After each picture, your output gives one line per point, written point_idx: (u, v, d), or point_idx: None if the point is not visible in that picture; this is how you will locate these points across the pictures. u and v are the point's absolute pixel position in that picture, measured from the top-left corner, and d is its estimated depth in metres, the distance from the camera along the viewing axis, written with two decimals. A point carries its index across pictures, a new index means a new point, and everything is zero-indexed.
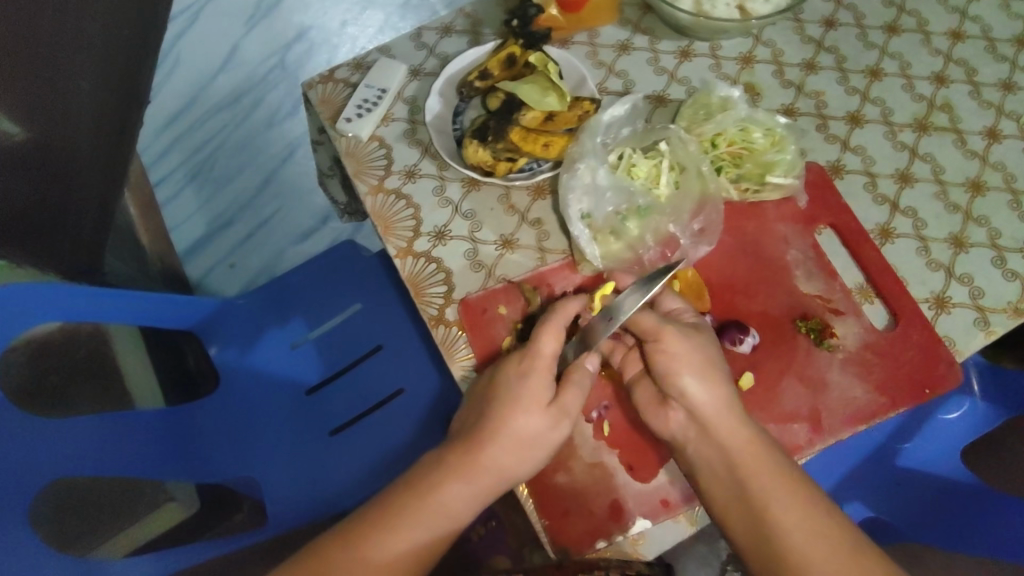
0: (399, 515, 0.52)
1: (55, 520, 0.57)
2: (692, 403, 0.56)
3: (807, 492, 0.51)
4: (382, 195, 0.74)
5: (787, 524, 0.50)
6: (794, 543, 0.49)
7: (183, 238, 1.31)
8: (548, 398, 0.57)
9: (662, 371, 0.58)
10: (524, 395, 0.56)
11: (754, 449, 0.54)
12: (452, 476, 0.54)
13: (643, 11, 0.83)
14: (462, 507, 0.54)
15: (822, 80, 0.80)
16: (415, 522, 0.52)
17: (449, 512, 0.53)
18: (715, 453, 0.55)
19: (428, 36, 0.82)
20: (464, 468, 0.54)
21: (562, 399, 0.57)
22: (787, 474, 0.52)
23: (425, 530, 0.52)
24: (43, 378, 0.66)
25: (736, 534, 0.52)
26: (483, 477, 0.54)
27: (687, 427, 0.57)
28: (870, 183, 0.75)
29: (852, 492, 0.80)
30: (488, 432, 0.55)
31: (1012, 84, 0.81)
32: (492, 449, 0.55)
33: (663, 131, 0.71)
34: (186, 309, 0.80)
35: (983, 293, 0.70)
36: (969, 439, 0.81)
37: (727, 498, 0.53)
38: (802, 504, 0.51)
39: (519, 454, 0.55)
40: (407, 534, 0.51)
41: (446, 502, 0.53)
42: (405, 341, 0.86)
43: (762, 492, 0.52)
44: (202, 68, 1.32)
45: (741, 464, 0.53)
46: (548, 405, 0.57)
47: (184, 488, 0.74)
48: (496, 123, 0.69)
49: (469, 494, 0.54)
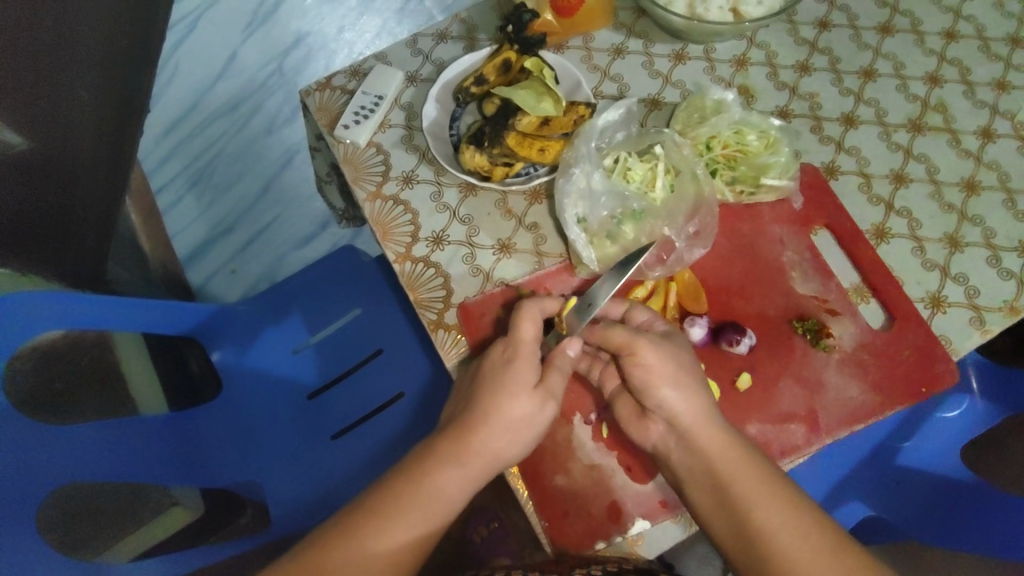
0: (398, 504, 0.52)
1: (61, 526, 0.56)
2: (671, 413, 0.57)
3: (786, 492, 0.52)
4: (380, 201, 0.74)
5: (768, 527, 0.50)
6: (776, 546, 0.50)
7: (184, 244, 1.29)
8: (535, 381, 0.58)
9: (640, 385, 0.58)
10: (515, 378, 0.57)
11: (737, 451, 0.54)
12: (447, 463, 0.54)
13: (637, 15, 0.83)
14: (457, 493, 0.54)
15: (816, 81, 0.81)
16: (414, 511, 0.52)
17: (444, 498, 0.53)
18: (695, 460, 0.55)
19: (424, 42, 0.82)
20: (457, 454, 0.54)
21: (547, 382, 0.59)
22: (766, 474, 0.53)
23: (424, 518, 0.52)
24: (49, 381, 0.66)
25: (720, 537, 0.53)
26: (473, 461, 0.55)
27: (668, 436, 0.57)
28: (865, 183, 0.75)
29: (855, 490, 0.78)
30: (475, 418, 0.56)
31: (1006, 83, 0.81)
32: (485, 434, 0.55)
33: (657, 136, 0.72)
34: (186, 314, 0.80)
35: (978, 292, 0.71)
36: (966, 436, 0.82)
37: (711, 503, 0.54)
38: (782, 504, 0.51)
39: (511, 438, 0.56)
40: (409, 523, 0.52)
41: (440, 489, 0.53)
42: (405, 345, 0.87)
43: (744, 495, 0.52)
44: (201, 75, 1.34)
45: (718, 469, 0.54)
46: (536, 387, 0.58)
47: (191, 496, 0.73)
48: (492, 129, 0.70)
49: (463, 479, 0.54)
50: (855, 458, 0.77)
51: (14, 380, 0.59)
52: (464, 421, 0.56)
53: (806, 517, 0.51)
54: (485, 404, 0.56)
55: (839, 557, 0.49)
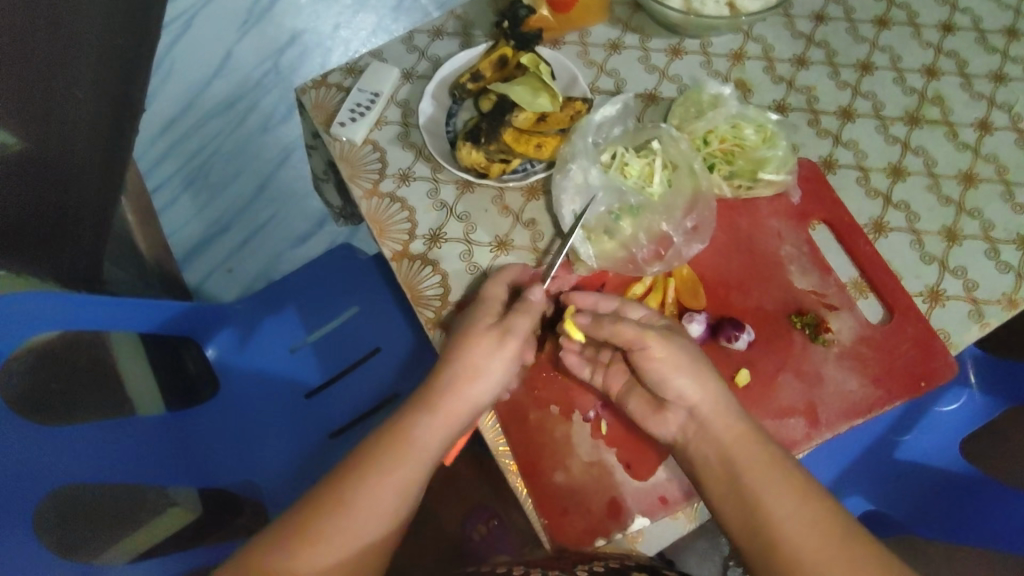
0: (372, 463, 0.53)
1: (59, 527, 0.56)
2: (690, 404, 0.57)
3: (797, 481, 0.52)
4: (376, 199, 0.74)
5: (777, 515, 0.50)
6: (783, 532, 0.50)
7: (181, 244, 1.29)
8: (490, 322, 0.59)
9: (656, 378, 0.58)
10: (472, 324, 0.59)
11: (745, 445, 0.54)
12: (412, 415, 0.55)
13: (634, 10, 0.83)
14: (430, 442, 0.55)
15: (813, 75, 0.81)
16: (386, 466, 0.53)
17: (417, 446, 0.54)
18: (712, 448, 0.55)
19: (419, 38, 0.82)
20: (421, 417, 0.55)
21: (510, 322, 0.59)
22: (779, 462, 0.53)
23: (394, 469, 0.53)
24: (43, 385, 0.62)
25: (727, 519, 0.53)
26: (443, 420, 0.56)
27: (687, 425, 0.58)
28: (863, 177, 0.75)
29: (851, 484, 0.79)
30: (439, 371, 0.57)
31: (1004, 75, 0.81)
32: (450, 382, 0.57)
33: (655, 130, 0.72)
34: (183, 315, 0.79)
35: (977, 285, 0.70)
36: (967, 431, 0.82)
37: (723, 498, 0.53)
38: (793, 492, 0.51)
39: (474, 377, 0.57)
40: (383, 480, 0.52)
41: (414, 450, 0.54)
42: (404, 343, 0.87)
43: (756, 489, 0.52)
44: (199, 73, 1.33)
45: (733, 455, 0.54)
46: (490, 326, 0.59)
47: (185, 493, 0.72)
48: (489, 124, 0.69)
49: (434, 436, 0.55)
50: (851, 452, 0.78)
51: (9, 381, 0.58)
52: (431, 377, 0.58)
53: (817, 508, 0.50)
54: (446, 356, 0.58)
55: (849, 549, 0.48)
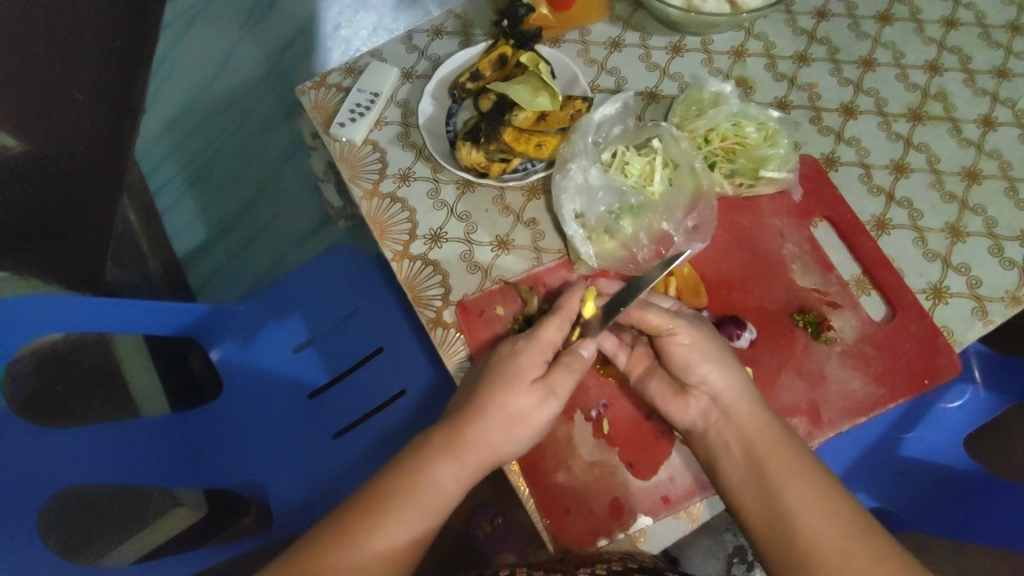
0: (397, 499, 0.52)
1: (64, 530, 0.56)
2: (712, 391, 0.57)
3: (817, 478, 0.51)
4: (377, 199, 0.74)
5: (800, 512, 0.49)
6: (804, 528, 0.49)
7: (184, 245, 1.31)
8: (538, 377, 0.58)
9: (678, 366, 0.59)
10: (518, 370, 0.57)
11: (771, 436, 0.54)
12: (444, 456, 0.54)
13: (633, 8, 0.83)
14: (451, 486, 0.54)
15: (815, 72, 0.80)
16: (409, 503, 0.52)
17: (441, 492, 0.53)
18: (731, 438, 0.55)
19: (419, 37, 0.82)
20: (453, 447, 0.54)
21: (550, 379, 0.58)
22: (799, 457, 0.53)
23: (418, 511, 0.52)
24: (48, 384, 0.63)
25: (745, 513, 0.53)
26: (470, 456, 0.54)
27: (708, 411, 0.57)
28: (865, 174, 0.75)
29: (857, 482, 0.79)
30: (473, 441, 0.55)
31: (1007, 70, 0.80)
32: (495, 440, 0.55)
33: (654, 129, 0.71)
34: (173, 315, 0.78)
35: (981, 282, 0.70)
36: (970, 427, 0.81)
37: (744, 485, 0.53)
38: (816, 491, 0.50)
39: (506, 432, 0.55)
40: (407, 517, 0.51)
41: (437, 482, 0.53)
42: (404, 342, 0.86)
43: (777, 479, 0.51)
44: (195, 76, 1.29)
45: (756, 446, 0.54)
46: (537, 383, 0.57)
47: (192, 495, 0.72)
48: (488, 125, 0.69)
49: (460, 472, 0.54)
50: (858, 450, 0.78)
51: (12, 386, 0.58)
52: (465, 414, 0.56)
53: (838, 501, 0.50)
54: (485, 398, 0.56)
55: (868, 540, 0.48)
